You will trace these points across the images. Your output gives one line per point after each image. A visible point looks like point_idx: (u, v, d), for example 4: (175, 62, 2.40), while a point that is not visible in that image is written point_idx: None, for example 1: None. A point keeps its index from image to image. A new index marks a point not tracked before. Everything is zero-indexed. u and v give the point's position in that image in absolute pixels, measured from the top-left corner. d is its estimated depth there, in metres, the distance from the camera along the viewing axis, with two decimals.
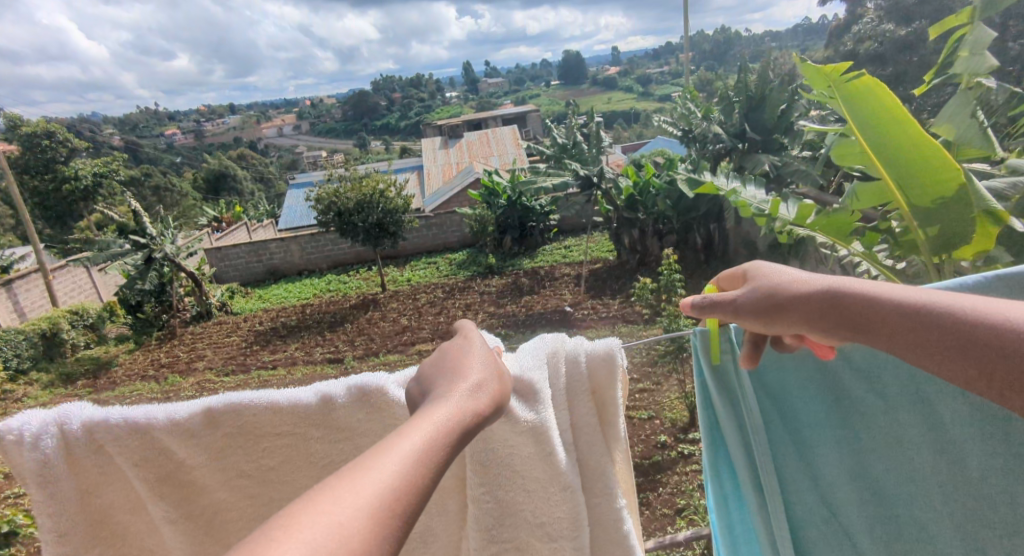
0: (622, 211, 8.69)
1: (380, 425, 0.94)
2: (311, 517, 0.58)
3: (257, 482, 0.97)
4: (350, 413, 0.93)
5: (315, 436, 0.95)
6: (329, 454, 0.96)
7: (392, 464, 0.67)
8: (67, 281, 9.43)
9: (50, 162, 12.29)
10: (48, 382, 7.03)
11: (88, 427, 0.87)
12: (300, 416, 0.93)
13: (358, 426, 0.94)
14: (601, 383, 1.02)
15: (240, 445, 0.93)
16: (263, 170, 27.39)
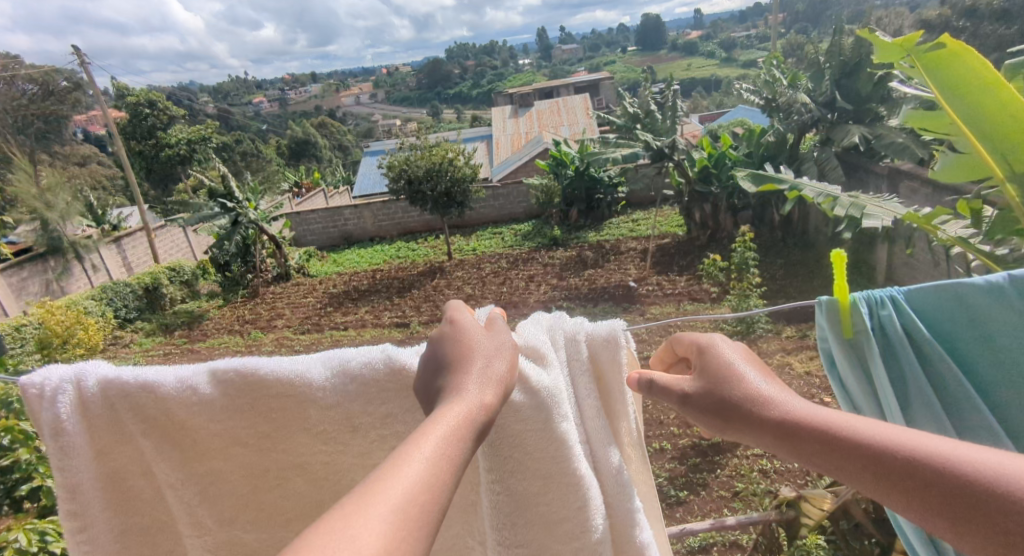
0: (694, 184, 8.30)
1: (371, 393, 0.96)
2: (345, 533, 0.61)
3: (254, 450, 1.00)
4: (349, 380, 0.95)
5: (315, 401, 0.96)
6: (322, 422, 0.98)
7: (412, 473, 0.69)
8: (167, 240, 10.33)
9: (152, 128, 13.34)
10: (150, 330, 7.81)
11: (102, 386, 0.93)
12: (297, 388, 0.95)
13: (354, 397, 0.96)
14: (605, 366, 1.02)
15: (240, 410, 0.97)
16: (342, 137, 28.53)
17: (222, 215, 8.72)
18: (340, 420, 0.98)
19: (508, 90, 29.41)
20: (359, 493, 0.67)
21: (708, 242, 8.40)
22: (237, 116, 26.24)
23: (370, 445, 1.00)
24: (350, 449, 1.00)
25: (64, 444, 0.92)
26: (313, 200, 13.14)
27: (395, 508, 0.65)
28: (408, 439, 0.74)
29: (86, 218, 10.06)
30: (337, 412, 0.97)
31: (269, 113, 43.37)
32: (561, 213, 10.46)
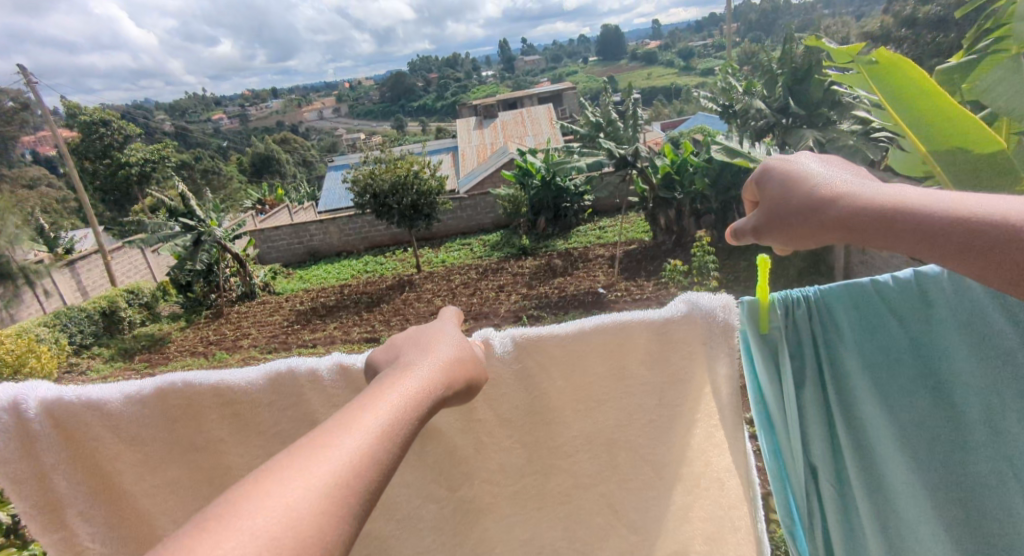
0: (658, 190, 8.50)
1: (318, 398, 0.96)
2: (273, 494, 0.56)
3: (208, 453, 1.01)
4: (300, 384, 0.95)
5: (266, 404, 0.97)
6: (276, 422, 0.98)
7: (336, 455, 0.62)
8: (124, 262, 9.99)
9: (107, 148, 12.95)
10: (109, 356, 7.54)
11: (44, 408, 0.93)
12: (245, 394, 0.97)
13: (300, 399, 0.96)
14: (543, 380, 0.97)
15: (189, 418, 0.98)
16: (305, 153, 28.06)
17: (183, 234, 8.49)
18: (296, 418, 0.98)
19: (473, 102, 29.54)
20: (276, 470, 0.60)
21: (673, 247, 8.59)
22: (196, 134, 25.61)
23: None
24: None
25: (2, 468, 0.93)
26: (278, 216, 12.91)
27: (304, 489, 0.58)
28: (340, 414, 0.67)
29: (37, 242, 9.67)
30: (287, 413, 0.97)
31: (230, 130, 42.58)
32: (529, 223, 10.55)
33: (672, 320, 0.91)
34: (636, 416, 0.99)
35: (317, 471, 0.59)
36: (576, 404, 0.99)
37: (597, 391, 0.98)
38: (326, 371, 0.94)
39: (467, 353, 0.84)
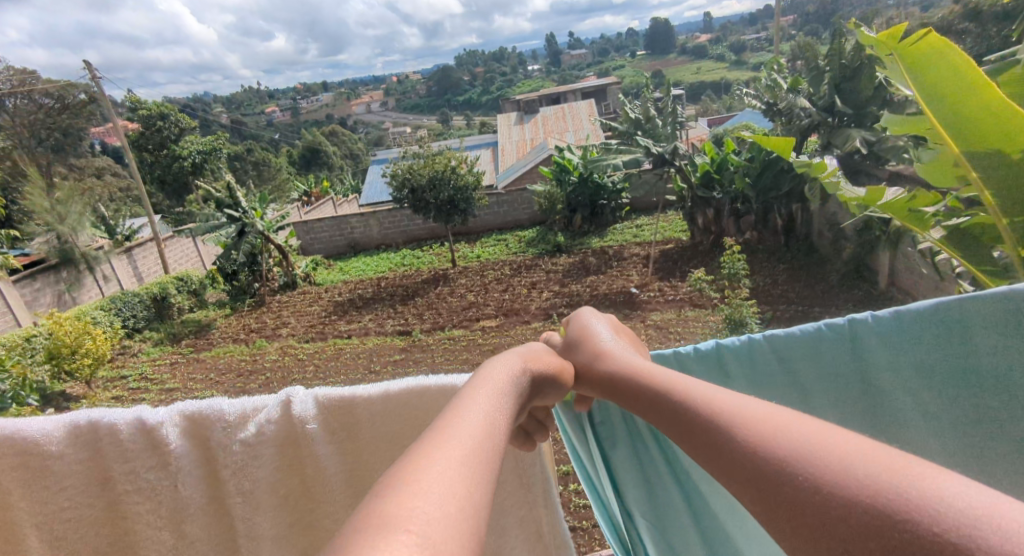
0: (696, 189, 8.22)
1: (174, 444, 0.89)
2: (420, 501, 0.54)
3: (48, 509, 0.92)
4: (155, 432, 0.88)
5: (115, 454, 0.90)
6: (70, 474, 0.91)
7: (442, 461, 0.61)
8: (176, 250, 10.52)
9: (167, 140, 13.62)
10: (159, 339, 7.97)
11: None
12: (97, 443, 0.89)
13: (89, 454, 0.90)
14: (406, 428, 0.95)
15: (29, 469, 0.90)
16: (352, 146, 28.81)
17: (229, 225, 8.86)
18: (90, 470, 0.91)
19: (517, 95, 29.59)
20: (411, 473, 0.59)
21: (711, 248, 8.31)
22: (250, 127, 26.71)
23: (172, 514, 0.92)
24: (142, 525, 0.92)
25: None
26: (322, 208, 13.29)
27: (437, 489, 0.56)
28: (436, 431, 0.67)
29: (99, 228, 10.27)
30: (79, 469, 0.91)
31: (284, 123, 44.13)
32: (565, 220, 10.44)
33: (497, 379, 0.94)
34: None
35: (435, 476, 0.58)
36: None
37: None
38: (117, 424, 0.88)
39: (523, 379, 0.85)
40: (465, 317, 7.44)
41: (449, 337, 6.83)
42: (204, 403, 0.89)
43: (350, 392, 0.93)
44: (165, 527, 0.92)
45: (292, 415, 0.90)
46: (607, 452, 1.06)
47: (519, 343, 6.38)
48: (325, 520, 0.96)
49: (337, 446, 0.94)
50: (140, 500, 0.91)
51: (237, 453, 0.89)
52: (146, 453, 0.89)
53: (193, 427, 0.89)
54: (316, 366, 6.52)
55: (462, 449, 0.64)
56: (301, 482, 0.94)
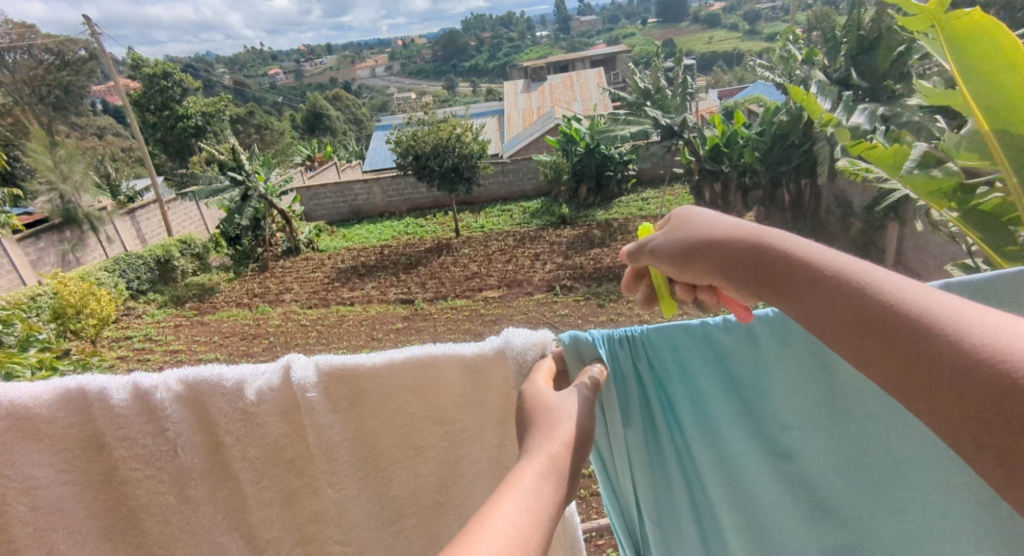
0: (704, 162, 8.10)
1: (181, 415, 0.90)
2: None
3: (47, 474, 0.93)
4: (162, 403, 0.90)
5: (119, 424, 0.91)
6: (64, 439, 0.92)
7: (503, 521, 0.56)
8: (180, 213, 10.50)
9: (169, 101, 13.46)
10: (163, 302, 8.02)
11: None
12: (103, 412, 0.91)
13: (87, 419, 0.92)
14: (410, 398, 0.93)
15: (27, 436, 0.91)
16: (357, 111, 28.55)
17: (232, 188, 8.82)
18: (85, 434, 0.93)
19: (524, 63, 29.23)
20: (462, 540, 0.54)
21: None
22: (254, 90, 26.39)
23: (170, 476, 0.94)
24: (140, 490, 0.94)
25: None
26: (325, 173, 13.19)
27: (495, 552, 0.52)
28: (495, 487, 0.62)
29: (103, 190, 10.24)
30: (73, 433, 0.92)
31: (287, 86, 43.46)
32: (570, 191, 10.32)
33: (489, 358, 0.90)
34: (461, 456, 0.97)
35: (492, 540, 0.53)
36: (401, 446, 0.95)
37: (417, 432, 0.95)
38: (115, 392, 0.90)
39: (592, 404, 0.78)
40: (467, 286, 7.44)
41: (452, 306, 6.85)
42: (205, 370, 0.90)
43: (354, 360, 0.89)
44: (165, 490, 0.94)
45: (293, 382, 0.88)
46: (625, 434, 0.87)
47: (521, 313, 6.41)
48: (315, 495, 0.95)
49: (339, 414, 0.90)
50: (136, 463, 0.93)
51: (234, 419, 0.90)
52: (144, 420, 0.91)
53: (192, 394, 0.90)
54: (319, 332, 6.57)
55: (528, 502, 0.60)
56: (296, 452, 0.93)
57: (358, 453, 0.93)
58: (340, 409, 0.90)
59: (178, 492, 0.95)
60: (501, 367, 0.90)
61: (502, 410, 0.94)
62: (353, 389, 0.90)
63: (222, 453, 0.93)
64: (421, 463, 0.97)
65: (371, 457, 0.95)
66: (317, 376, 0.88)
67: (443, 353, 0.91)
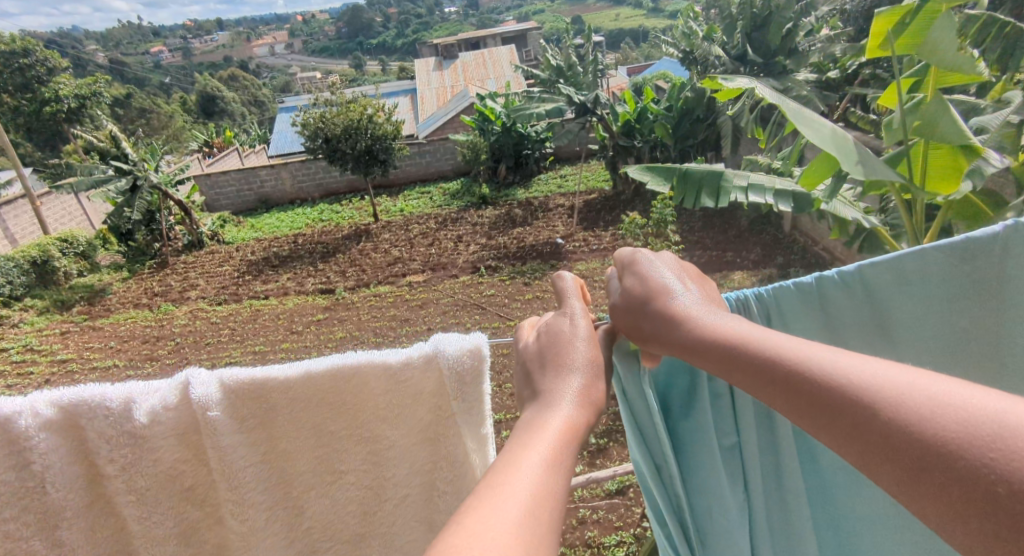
0: (618, 138, 8.35)
1: (52, 445, 0.90)
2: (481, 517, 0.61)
3: None
4: (30, 431, 0.89)
5: None
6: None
7: (529, 472, 0.67)
8: (56, 208, 9.37)
9: (31, 79, 11.81)
10: (44, 308, 7.17)
11: None
12: None
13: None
14: (333, 408, 0.96)
15: None
16: (257, 91, 26.61)
17: (118, 178, 7.97)
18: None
19: (435, 40, 28.52)
20: (475, 494, 0.65)
21: (632, 197, 8.58)
22: (135, 69, 23.77)
23: (43, 511, 0.93)
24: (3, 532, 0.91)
25: None
26: (226, 160, 12.22)
27: (527, 502, 0.64)
28: (508, 445, 0.72)
29: None
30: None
31: (174, 65, 39.51)
32: (490, 170, 10.28)
33: (412, 367, 0.95)
34: (383, 475, 1.01)
35: (531, 468, 0.68)
36: (319, 470, 0.99)
37: (336, 453, 0.98)
38: None
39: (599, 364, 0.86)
40: (391, 272, 7.26)
41: (375, 293, 6.65)
42: (83, 392, 0.90)
43: (268, 374, 0.92)
44: (36, 523, 0.92)
45: (190, 399, 0.90)
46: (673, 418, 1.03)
47: (447, 295, 6.36)
48: (220, 522, 0.98)
49: (246, 433, 0.93)
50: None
51: (124, 443, 0.91)
52: (8, 453, 0.89)
53: (69, 419, 0.90)
54: (232, 329, 6.16)
55: (553, 442, 0.72)
56: (195, 480, 0.95)
57: (269, 481, 0.96)
58: (248, 424, 0.93)
59: (58, 527, 0.93)
60: (427, 375, 0.95)
61: (424, 425, 0.99)
62: (265, 408, 0.93)
63: (103, 483, 0.93)
64: (337, 483, 1.00)
65: (281, 482, 0.97)
66: (238, 398, 0.91)
67: (366, 363, 0.94)
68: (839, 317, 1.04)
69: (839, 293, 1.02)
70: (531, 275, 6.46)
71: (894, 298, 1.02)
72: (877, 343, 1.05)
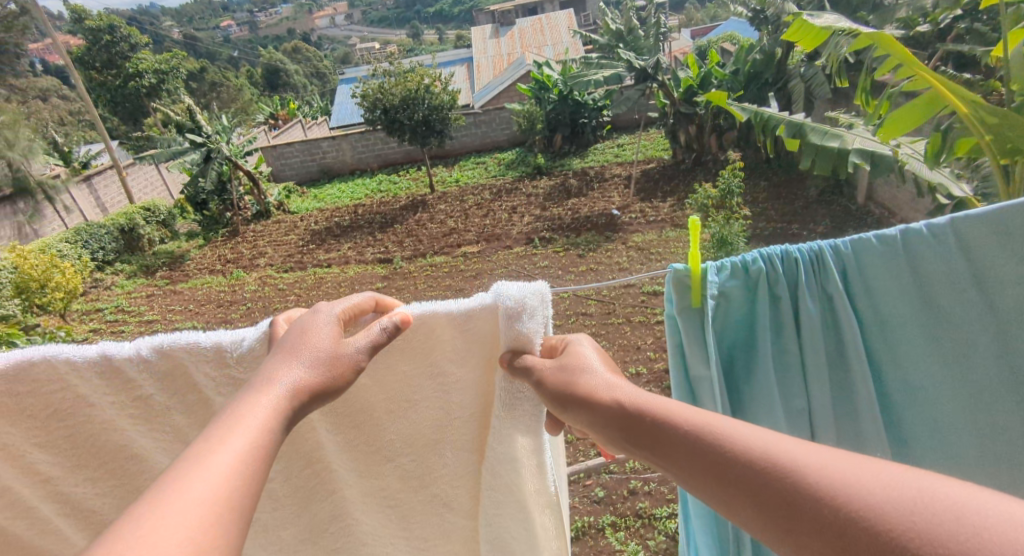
0: (679, 105, 7.97)
1: (168, 370, 1.01)
2: (182, 487, 0.66)
3: (41, 426, 1.01)
4: (143, 366, 1.00)
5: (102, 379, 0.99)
6: (48, 404, 1.00)
7: (233, 446, 0.72)
8: (140, 178, 10.04)
9: (115, 56, 12.57)
10: (132, 272, 7.78)
11: None
12: (82, 375, 0.99)
13: (66, 383, 0.99)
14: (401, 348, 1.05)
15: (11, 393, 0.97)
16: (318, 63, 27.09)
17: (191, 151, 8.39)
18: (68, 400, 1.01)
19: (492, 6, 27.88)
20: (182, 464, 0.70)
21: (693, 166, 8.25)
22: (206, 44, 24.68)
23: (171, 431, 1.07)
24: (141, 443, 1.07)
25: None
26: (290, 131, 12.63)
27: (227, 470, 0.70)
28: (223, 418, 0.77)
29: (52, 155, 9.61)
30: (53, 397, 0.99)
31: (241, 40, 40.77)
32: (545, 140, 10.12)
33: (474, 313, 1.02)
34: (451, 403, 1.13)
35: (234, 441, 0.73)
36: (395, 397, 1.12)
37: (409, 384, 1.10)
38: (83, 361, 0.97)
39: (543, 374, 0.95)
40: (446, 243, 7.35)
41: (431, 264, 6.76)
42: (181, 338, 0.99)
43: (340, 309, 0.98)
44: (169, 437, 1.07)
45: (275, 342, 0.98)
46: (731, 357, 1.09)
47: (501, 267, 6.38)
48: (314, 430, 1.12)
49: None
50: (134, 421, 1.04)
51: (223, 376, 1.02)
52: (133, 387, 1.01)
53: (170, 361, 1.00)
54: (297, 296, 6.47)
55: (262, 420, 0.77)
56: None
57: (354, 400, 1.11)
58: None
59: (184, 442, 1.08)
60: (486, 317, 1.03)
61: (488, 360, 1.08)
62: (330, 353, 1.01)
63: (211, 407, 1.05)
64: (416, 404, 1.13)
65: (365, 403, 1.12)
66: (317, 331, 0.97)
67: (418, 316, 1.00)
68: (930, 272, 1.00)
69: (930, 247, 0.98)
70: (586, 248, 6.37)
71: (993, 256, 0.96)
72: (970, 305, 1.00)
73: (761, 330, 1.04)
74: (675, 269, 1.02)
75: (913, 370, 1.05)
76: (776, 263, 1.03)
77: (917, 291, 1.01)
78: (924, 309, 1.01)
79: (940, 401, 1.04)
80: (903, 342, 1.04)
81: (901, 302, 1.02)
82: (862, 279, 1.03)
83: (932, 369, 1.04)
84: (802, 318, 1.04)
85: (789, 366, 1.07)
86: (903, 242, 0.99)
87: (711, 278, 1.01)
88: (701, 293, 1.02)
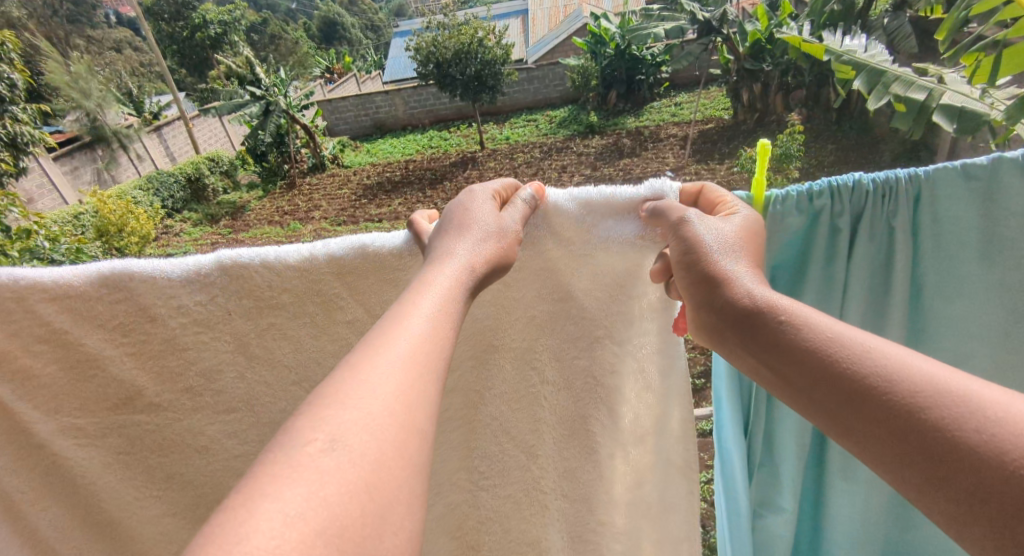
0: (744, 62, 7.49)
1: (235, 293, 0.92)
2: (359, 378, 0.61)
3: (111, 347, 0.94)
4: (217, 285, 0.91)
5: (174, 295, 0.91)
6: (113, 316, 0.92)
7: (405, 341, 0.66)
8: (205, 130, 10.43)
9: (184, 8, 13.10)
10: (198, 220, 8.20)
11: None
12: (159, 291, 0.91)
13: (123, 296, 0.91)
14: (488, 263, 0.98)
15: (84, 308, 0.91)
16: (374, 17, 27.07)
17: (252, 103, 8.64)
18: (132, 314, 0.92)
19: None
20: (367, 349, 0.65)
21: (755, 128, 7.81)
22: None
23: (232, 345, 0.96)
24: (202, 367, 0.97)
25: None
26: (345, 86, 12.78)
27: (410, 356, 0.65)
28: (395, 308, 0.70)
29: (125, 106, 10.10)
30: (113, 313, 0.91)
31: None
32: (599, 97, 9.81)
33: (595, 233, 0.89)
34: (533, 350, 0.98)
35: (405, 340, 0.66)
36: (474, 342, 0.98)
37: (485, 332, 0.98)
38: (167, 273, 0.90)
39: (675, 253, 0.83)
40: None
41: None
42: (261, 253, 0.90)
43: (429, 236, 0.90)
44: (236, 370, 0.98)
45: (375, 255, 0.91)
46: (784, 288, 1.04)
47: None
48: None
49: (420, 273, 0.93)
50: (191, 336, 0.94)
51: (293, 277, 0.91)
52: (192, 300, 0.92)
53: (238, 277, 0.91)
54: None
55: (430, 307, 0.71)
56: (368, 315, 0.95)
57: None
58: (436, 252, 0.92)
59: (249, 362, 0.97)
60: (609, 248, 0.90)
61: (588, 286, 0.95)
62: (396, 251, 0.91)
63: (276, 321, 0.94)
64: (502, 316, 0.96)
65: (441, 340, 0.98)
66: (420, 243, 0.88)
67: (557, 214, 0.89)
68: (1005, 213, 0.92)
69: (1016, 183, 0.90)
70: None
71: None
72: None
73: (814, 261, 0.99)
74: (737, 197, 0.96)
75: (958, 317, 1.01)
76: (844, 193, 0.95)
77: (988, 229, 0.94)
78: (984, 250, 0.96)
79: (976, 346, 1.02)
80: (956, 288, 0.99)
81: (966, 241, 0.96)
82: (934, 217, 0.96)
83: (975, 316, 1.00)
84: (863, 252, 0.98)
85: (838, 306, 1.02)
86: (982, 177, 0.92)
87: (778, 209, 0.95)
88: (760, 222, 0.97)
